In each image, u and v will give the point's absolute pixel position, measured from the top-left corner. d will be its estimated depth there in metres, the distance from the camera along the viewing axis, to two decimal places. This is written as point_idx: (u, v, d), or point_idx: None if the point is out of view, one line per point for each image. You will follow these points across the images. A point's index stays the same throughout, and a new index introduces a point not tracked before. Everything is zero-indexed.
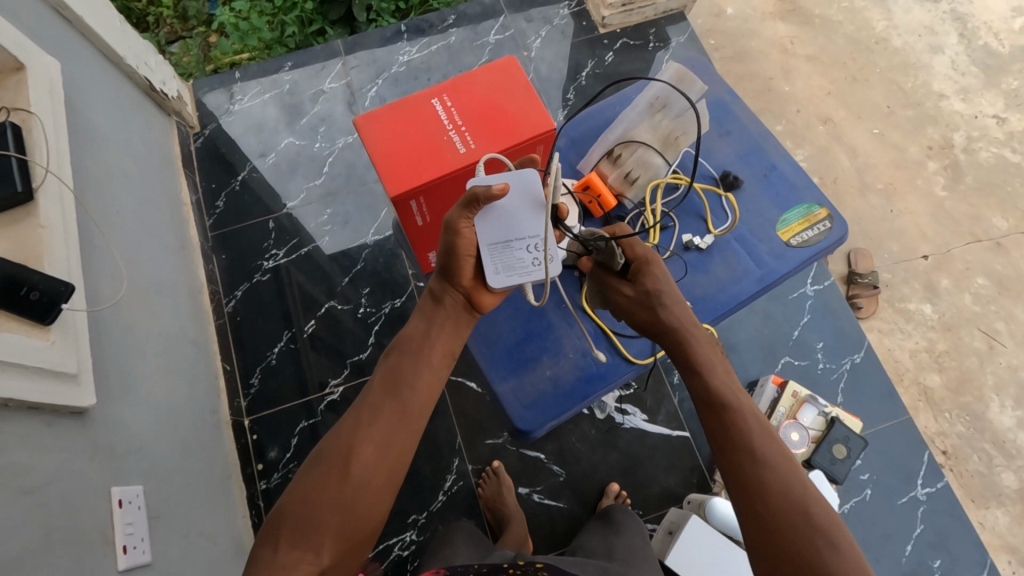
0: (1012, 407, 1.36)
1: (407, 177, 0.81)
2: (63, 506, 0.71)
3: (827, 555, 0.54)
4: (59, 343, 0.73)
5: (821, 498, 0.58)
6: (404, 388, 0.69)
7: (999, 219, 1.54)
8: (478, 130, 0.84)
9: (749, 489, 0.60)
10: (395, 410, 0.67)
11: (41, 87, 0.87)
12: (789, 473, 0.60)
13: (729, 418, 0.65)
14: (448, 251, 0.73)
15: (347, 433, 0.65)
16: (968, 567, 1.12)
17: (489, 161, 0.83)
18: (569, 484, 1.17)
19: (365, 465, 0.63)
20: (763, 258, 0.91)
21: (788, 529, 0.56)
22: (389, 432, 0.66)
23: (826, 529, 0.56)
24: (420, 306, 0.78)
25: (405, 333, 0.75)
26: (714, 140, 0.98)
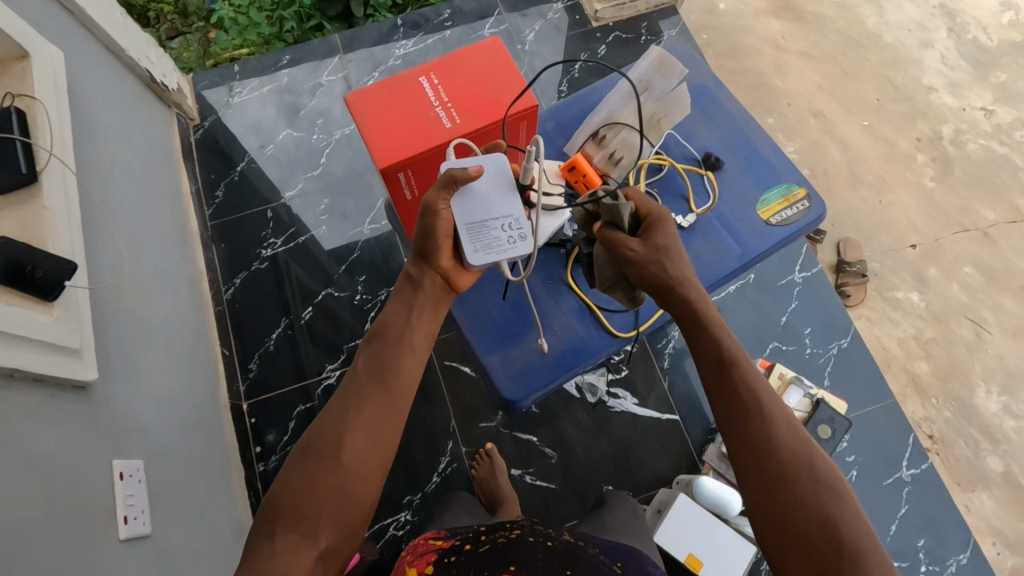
0: (999, 394, 1.37)
1: (395, 150, 0.83)
2: (67, 477, 0.74)
3: (835, 512, 0.57)
4: (61, 320, 0.76)
5: (826, 457, 0.60)
6: (388, 373, 0.69)
7: (988, 210, 1.55)
8: (464, 107, 0.86)
9: (759, 449, 0.61)
10: (381, 396, 0.67)
11: (45, 75, 0.89)
12: (795, 433, 0.61)
13: (736, 377, 0.65)
14: (426, 233, 0.73)
15: (335, 423, 0.65)
16: (953, 547, 1.14)
17: (475, 136, 0.86)
18: (561, 466, 1.20)
19: (354, 453, 0.63)
20: (744, 237, 0.93)
21: (798, 486, 0.58)
22: (376, 418, 0.65)
23: (833, 487, 0.58)
24: (399, 291, 0.76)
25: (385, 318, 0.74)
26: (698, 125, 1.00)
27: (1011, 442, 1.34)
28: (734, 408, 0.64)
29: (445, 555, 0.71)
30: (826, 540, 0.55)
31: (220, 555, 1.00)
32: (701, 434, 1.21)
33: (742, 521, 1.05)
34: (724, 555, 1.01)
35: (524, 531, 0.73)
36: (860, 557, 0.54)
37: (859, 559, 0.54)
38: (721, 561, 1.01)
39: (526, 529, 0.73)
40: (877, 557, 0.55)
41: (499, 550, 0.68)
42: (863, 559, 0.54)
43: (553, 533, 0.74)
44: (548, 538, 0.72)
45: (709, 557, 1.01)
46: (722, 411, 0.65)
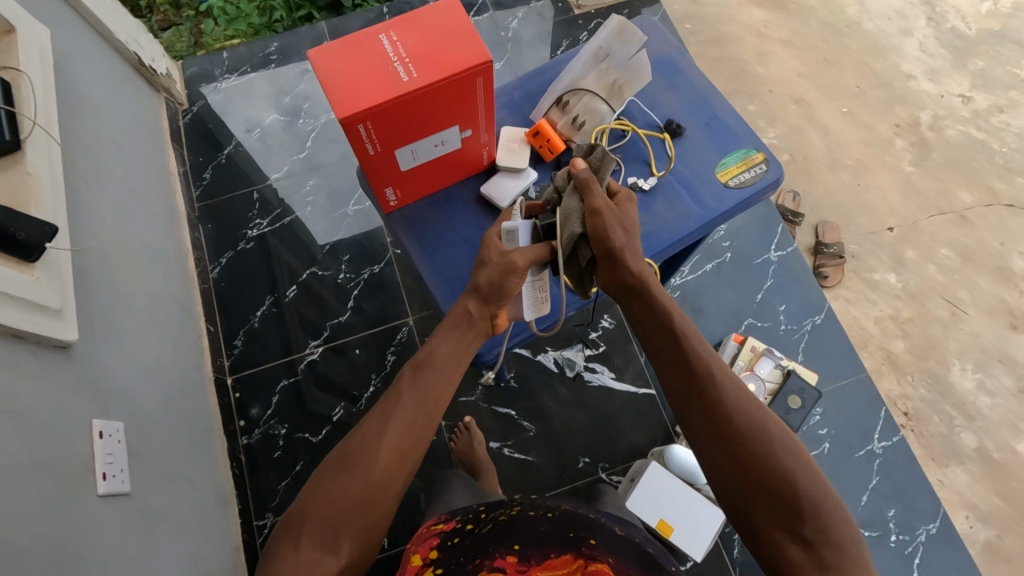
0: (973, 371, 1.39)
1: (354, 94, 0.59)
2: (47, 430, 0.76)
3: (788, 463, 0.59)
4: (42, 280, 0.78)
5: (772, 413, 0.62)
6: (427, 397, 0.67)
7: (964, 193, 1.58)
8: (434, 51, 0.61)
9: (713, 413, 0.63)
10: (417, 419, 0.66)
11: (31, 52, 0.92)
12: (742, 395, 0.63)
13: (685, 347, 0.67)
14: (500, 288, 0.71)
15: (367, 439, 0.63)
16: (921, 517, 1.18)
17: (448, 81, 0.61)
18: (539, 439, 1.22)
19: (386, 473, 0.62)
20: (705, 200, 0.80)
21: (753, 443, 0.60)
22: (409, 440, 0.64)
23: (782, 441, 0.60)
24: (452, 322, 0.72)
25: (430, 347, 0.71)
26: (660, 90, 0.87)
27: (985, 418, 1.35)
28: (686, 377, 0.66)
29: (450, 539, 0.70)
30: (784, 491, 0.57)
31: (202, 521, 1.02)
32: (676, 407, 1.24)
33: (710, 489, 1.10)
34: (697, 521, 1.04)
35: (523, 505, 0.74)
36: (814, 501, 0.57)
37: (814, 504, 0.57)
38: (688, 519, 1.04)
39: (524, 503, 0.74)
40: (828, 500, 0.57)
41: (504, 528, 0.69)
42: (818, 505, 0.57)
43: (553, 503, 0.74)
44: (549, 507, 0.73)
45: (679, 522, 1.04)
46: (675, 383, 0.67)
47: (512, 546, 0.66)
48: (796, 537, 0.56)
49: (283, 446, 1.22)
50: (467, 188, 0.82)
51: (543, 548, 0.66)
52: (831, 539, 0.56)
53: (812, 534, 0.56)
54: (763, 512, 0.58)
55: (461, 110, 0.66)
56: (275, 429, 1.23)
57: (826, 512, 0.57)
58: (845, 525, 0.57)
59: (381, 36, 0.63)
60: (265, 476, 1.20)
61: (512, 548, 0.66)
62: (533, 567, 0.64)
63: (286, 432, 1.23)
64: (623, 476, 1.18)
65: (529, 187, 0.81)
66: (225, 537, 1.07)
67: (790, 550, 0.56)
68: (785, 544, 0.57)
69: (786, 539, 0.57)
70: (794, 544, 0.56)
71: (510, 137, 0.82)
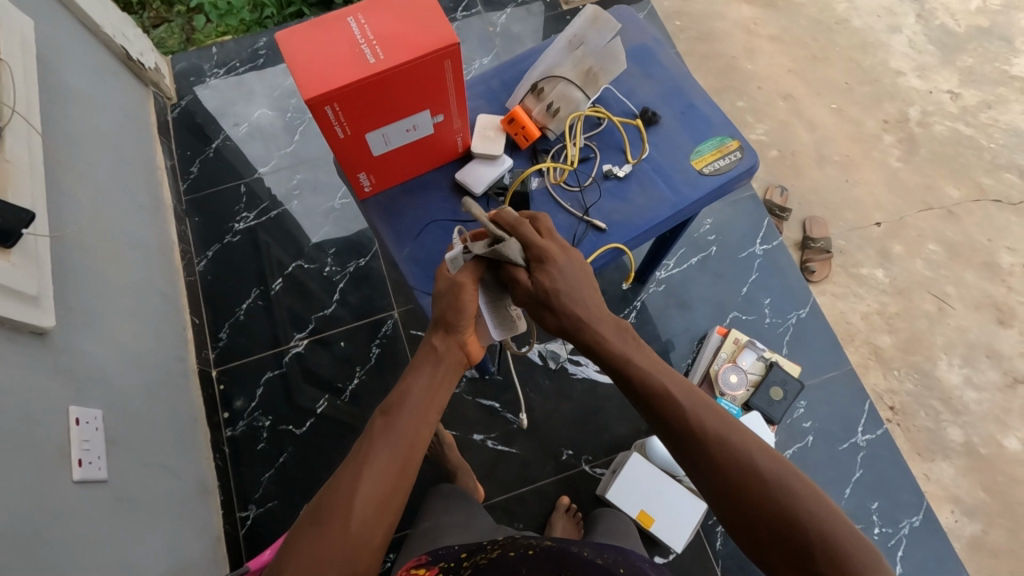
0: (960, 366, 1.39)
1: (322, 75, 0.60)
2: (20, 413, 0.76)
3: (790, 500, 0.53)
4: (19, 265, 0.78)
5: (764, 442, 0.56)
6: (402, 440, 0.62)
7: (952, 189, 1.58)
8: (401, 34, 0.62)
9: (699, 460, 0.58)
10: (393, 464, 0.61)
11: (12, 42, 0.92)
12: (728, 429, 0.58)
13: (655, 394, 0.61)
14: (452, 307, 0.68)
15: (342, 492, 0.58)
16: (905, 510, 1.18)
17: (416, 65, 0.61)
18: (522, 431, 1.22)
19: (363, 527, 0.57)
20: (678, 186, 0.80)
21: (747, 490, 0.54)
22: (387, 486, 0.60)
23: (781, 476, 0.54)
24: (421, 360, 0.69)
25: (402, 388, 0.66)
26: (637, 77, 0.87)
27: (972, 413, 1.35)
28: (671, 426, 0.60)
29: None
30: (791, 534, 0.52)
31: (182, 512, 1.02)
32: None
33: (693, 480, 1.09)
34: (677, 513, 1.04)
35: (506, 547, 0.65)
36: (826, 534, 0.51)
37: (825, 539, 0.51)
38: (670, 510, 1.05)
39: (505, 546, 0.65)
40: (841, 527, 0.52)
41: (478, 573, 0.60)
42: (831, 539, 0.51)
43: (536, 541, 0.65)
44: (530, 545, 0.64)
45: (660, 512, 1.04)
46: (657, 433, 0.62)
47: None
48: None
49: (267, 438, 1.22)
50: (442, 175, 0.82)
51: None
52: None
53: None
54: (777, 558, 0.53)
55: (431, 95, 0.66)
56: (259, 421, 1.23)
57: (841, 544, 0.51)
58: (866, 552, 0.51)
59: (350, 19, 0.63)
60: (249, 468, 1.20)
61: None
62: None
63: (270, 424, 1.23)
64: (607, 468, 1.18)
65: (504, 174, 0.81)
66: (206, 528, 1.07)
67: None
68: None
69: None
70: None
71: (485, 125, 0.82)
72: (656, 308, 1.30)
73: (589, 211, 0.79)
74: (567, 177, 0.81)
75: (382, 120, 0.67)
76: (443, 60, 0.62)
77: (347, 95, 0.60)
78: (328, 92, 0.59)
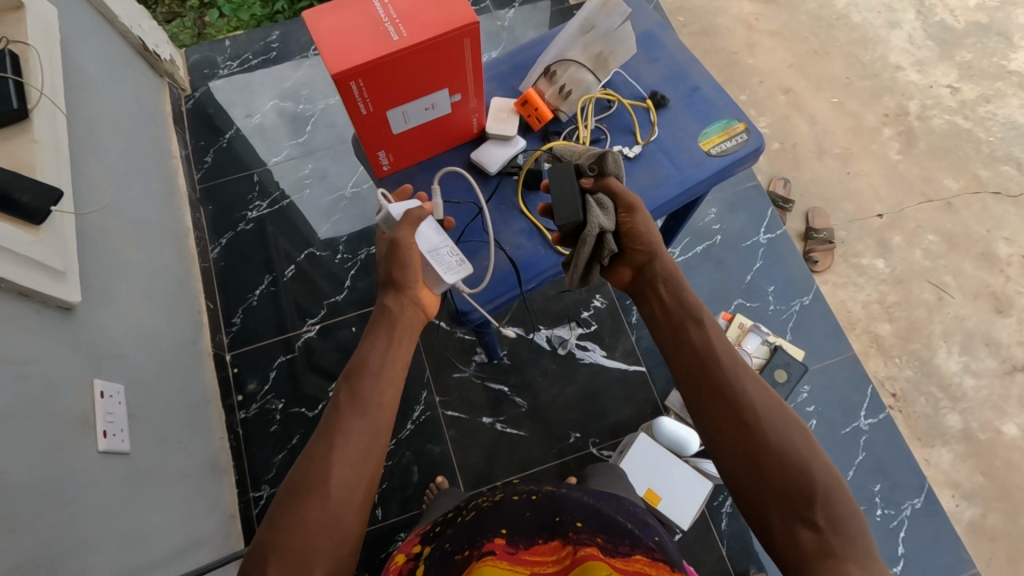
0: (959, 354, 1.42)
1: (347, 51, 0.62)
2: (46, 382, 0.78)
3: (806, 455, 0.59)
4: (45, 241, 0.80)
5: (793, 410, 0.62)
6: (371, 402, 0.65)
7: (950, 181, 1.61)
8: (420, 15, 0.65)
9: (730, 404, 0.63)
10: (365, 427, 0.63)
11: (36, 26, 0.94)
12: (763, 389, 0.64)
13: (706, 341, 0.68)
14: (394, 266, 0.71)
15: (317, 461, 0.60)
16: (905, 491, 1.20)
17: (434, 44, 0.64)
18: (529, 414, 1.24)
19: (343, 491, 0.59)
20: (685, 166, 0.83)
21: (771, 436, 0.60)
22: (361, 450, 0.61)
23: (801, 437, 0.60)
24: (377, 326, 0.72)
25: (362, 354, 0.69)
26: (642, 62, 0.90)
27: (970, 400, 1.37)
28: (706, 366, 0.66)
29: (432, 531, 0.71)
30: (800, 481, 0.57)
31: (196, 486, 1.04)
32: (665, 384, 1.26)
33: (699, 461, 1.11)
34: (682, 493, 1.07)
35: (507, 491, 0.73)
36: (829, 490, 0.57)
37: (826, 496, 0.56)
38: (675, 488, 1.07)
39: (506, 490, 0.74)
40: (843, 491, 0.57)
41: (484, 513, 0.67)
42: (832, 497, 0.56)
43: (536, 488, 0.73)
44: (531, 492, 0.73)
45: (666, 490, 1.07)
46: (695, 376, 0.66)
47: (499, 532, 0.63)
48: (806, 523, 0.56)
49: (279, 421, 1.24)
50: (456, 155, 0.85)
51: (530, 534, 0.63)
52: (844, 531, 0.55)
53: (823, 520, 0.55)
54: (778, 505, 0.57)
55: (447, 74, 0.69)
56: (272, 404, 1.26)
57: (839, 503, 0.56)
58: (858, 517, 0.57)
59: None
60: (261, 449, 1.22)
61: (500, 533, 0.63)
62: (521, 551, 0.61)
63: (283, 407, 1.26)
64: (613, 451, 1.21)
65: (517, 155, 0.84)
66: (219, 504, 1.09)
67: (800, 534, 0.56)
68: (797, 530, 0.56)
69: (798, 526, 0.56)
70: (803, 528, 0.56)
71: (499, 108, 0.85)
72: None
73: None
74: None
75: (401, 99, 0.69)
76: (459, 39, 0.65)
77: (370, 71, 0.63)
78: (352, 68, 0.62)
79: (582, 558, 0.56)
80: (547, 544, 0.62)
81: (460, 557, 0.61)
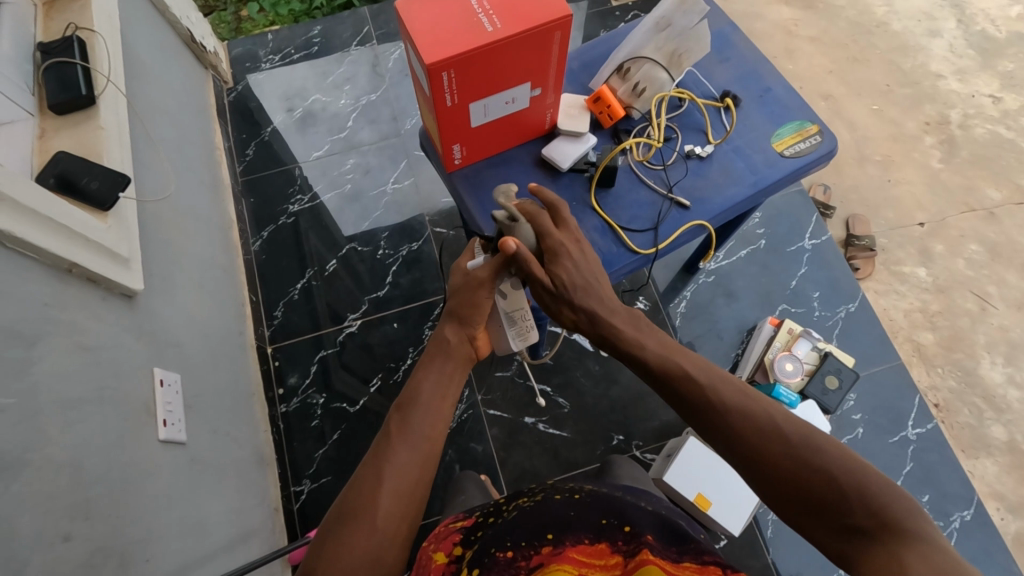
0: (1003, 364, 1.39)
1: (443, 42, 0.64)
2: (112, 369, 0.77)
3: (823, 458, 0.53)
4: (113, 228, 0.79)
5: (785, 414, 0.57)
6: (421, 435, 0.62)
7: (993, 190, 1.59)
8: (510, 9, 0.67)
9: (728, 439, 0.58)
10: (414, 456, 0.60)
11: (101, 14, 0.94)
12: (751, 401, 0.58)
13: (678, 380, 0.62)
14: (472, 306, 0.70)
15: (365, 487, 0.57)
16: (954, 502, 1.19)
17: (526, 37, 0.67)
18: (573, 415, 1.23)
19: (391, 520, 0.56)
20: (757, 165, 0.84)
21: (775, 458, 0.54)
22: (409, 480, 0.59)
23: (804, 440, 0.54)
24: (429, 356, 0.69)
25: (413, 385, 0.66)
26: (713, 62, 0.92)
27: (1016, 412, 1.34)
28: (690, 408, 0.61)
29: (471, 533, 0.69)
30: (828, 494, 0.52)
31: (245, 478, 1.03)
32: None
33: None
34: (732, 496, 1.06)
35: (548, 491, 0.72)
36: (858, 484, 0.51)
37: (859, 492, 0.51)
38: (725, 491, 1.06)
39: (548, 489, 0.72)
40: (869, 477, 0.52)
41: (527, 511, 0.67)
42: (863, 488, 0.51)
43: (576, 486, 0.73)
44: (574, 490, 0.71)
45: (717, 496, 1.06)
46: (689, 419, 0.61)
47: (546, 537, 0.62)
48: (851, 529, 0.51)
49: (320, 415, 1.23)
50: (527, 151, 0.85)
51: (578, 535, 0.62)
52: (890, 520, 0.50)
53: (863, 521, 0.50)
54: (820, 523, 0.53)
55: (530, 67, 0.72)
56: (313, 398, 1.24)
57: (873, 492, 0.51)
58: (897, 494, 0.51)
59: None
60: (302, 443, 1.20)
61: (547, 539, 0.61)
62: (570, 550, 0.59)
63: (324, 401, 1.24)
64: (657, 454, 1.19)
65: (588, 151, 0.84)
66: (263, 496, 1.07)
67: (853, 542, 0.51)
68: (850, 542, 0.51)
69: (847, 535, 0.51)
70: (851, 535, 0.51)
71: (570, 104, 0.87)
72: (704, 298, 1.33)
73: (673, 189, 0.83)
74: (651, 156, 0.85)
75: (485, 92, 0.72)
76: (547, 33, 0.68)
77: (464, 62, 0.65)
78: (449, 58, 0.64)
79: (636, 565, 0.54)
80: (594, 548, 0.60)
81: (502, 554, 0.60)
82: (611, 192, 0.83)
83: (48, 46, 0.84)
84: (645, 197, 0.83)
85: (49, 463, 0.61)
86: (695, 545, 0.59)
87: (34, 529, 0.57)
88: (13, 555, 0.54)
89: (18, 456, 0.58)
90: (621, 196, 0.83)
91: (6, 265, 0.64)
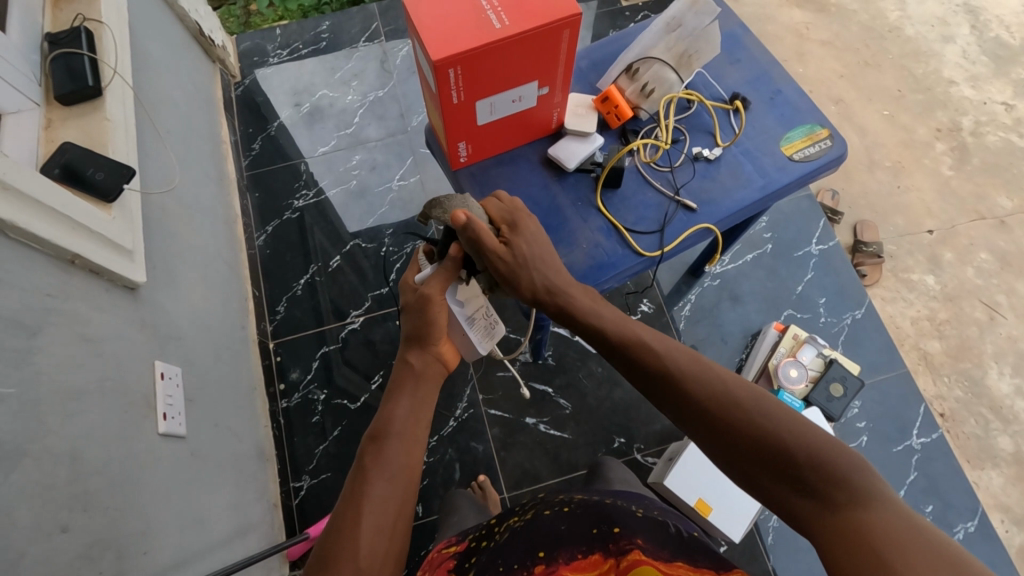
0: (1011, 375, 1.37)
1: (451, 37, 0.64)
2: (114, 360, 0.77)
3: (771, 421, 0.54)
4: (118, 220, 0.79)
5: (737, 380, 0.58)
6: (398, 467, 0.60)
7: (1004, 199, 1.58)
8: (519, 6, 0.66)
9: (685, 401, 0.59)
10: (391, 493, 0.58)
11: (110, 6, 0.94)
12: (707, 369, 0.60)
13: (639, 348, 0.64)
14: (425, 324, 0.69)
15: (344, 531, 0.55)
16: (958, 513, 1.17)
17: (536, 33, 0.66)
18: (573, 416, 1.22)
19: (374, 560, 0.54)
20: (766, 168, 0.83)
21: (725, 420, 0.56)
22: (389, 512, 0.57)
23: (757, 401, 0.56)
24: (400, 383, 0.67)
25: (386, 412, 0.64)
26: (724, 64, 0.91)
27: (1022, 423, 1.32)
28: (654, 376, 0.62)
29: (465, 559, 0.69)
30: (777, 455, 0.52)
31: (244, 472, 1.03)
32: None
33: None
34: (732, 502, 1.05)
35: (538, 507, 0.71)
36: (809, 445, 0.52)
37: (808, 453, 0.51)
38: (726, 496, 1.05)
39: (538, 505, 0.71)
40: (818, 436, 0.52)
41: (519, 532, 0.67)
42: (815, 452, 0.51)
43: (567, 496, 0.72)
44: (564, 502, 0.70)
45: (718, 502, 1.05)
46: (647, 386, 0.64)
47: (538, 555, 0.62)
48: (800, 489, 0.51)
49: (321, 411, 1.23)
50: (534, 150, 0.85)
51: (571, 549, 0.61)
52: (838, 478, 0.50)
53: (813, 480, 0.51)
54: (777, 483, 0.53)
55: (540, 64, 0.71)
56: (314, 394, 1.24)
57: (822, 451, 0.51)
58: (848, 456, 0.51)
59: None
60: (302, 439, 1.20)
61: (539, 557, 0.61)
62: (561, 567, 0.59)
63: (325, 398, 1.24)
64: (658, 458, 1.18)
65: (595, 152, 0.83)
66: (262, 492, 1.07)
67: (800, 504, 0.51)
68: (799, 503, 0.51)
69: (796, 496, 0.52)
70: (798, 496, 0.52)
71: (578, 103, 0.86)
72: (709, 302, 1.32)
73: (681, 190, 0.82)
74: (659, 157, 0.84)
75: (493, 89, 0.71)
76: (557, 30, 0.67)
77: (472, 58, 0.65)
78: (457, 54, 0.63)
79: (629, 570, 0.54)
80: (587, 559, 0.59)
81: None
82: (618, 192, 0.82)
83: (55, 37, 0.84)
84: (651, 199, 0.82)
85: (49, 453, 0.61)
86: (686, 544, 0.59)
87: (30, 522, 0.57)
88: (9, 546, 0.53)
89: (17, 446, 0.57)
90: (628, 197, 0.82)
91: (10, 256, 0.63)
